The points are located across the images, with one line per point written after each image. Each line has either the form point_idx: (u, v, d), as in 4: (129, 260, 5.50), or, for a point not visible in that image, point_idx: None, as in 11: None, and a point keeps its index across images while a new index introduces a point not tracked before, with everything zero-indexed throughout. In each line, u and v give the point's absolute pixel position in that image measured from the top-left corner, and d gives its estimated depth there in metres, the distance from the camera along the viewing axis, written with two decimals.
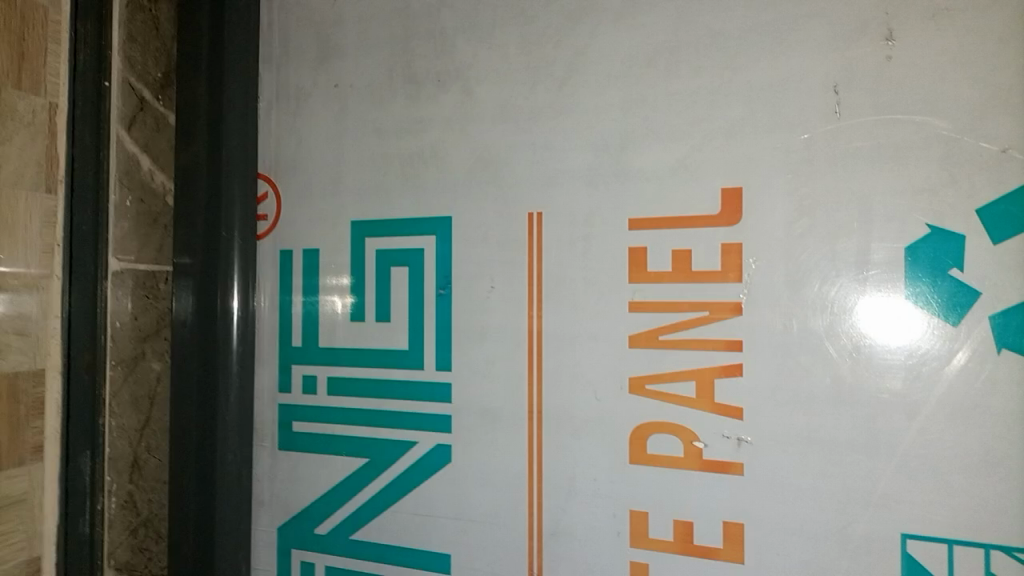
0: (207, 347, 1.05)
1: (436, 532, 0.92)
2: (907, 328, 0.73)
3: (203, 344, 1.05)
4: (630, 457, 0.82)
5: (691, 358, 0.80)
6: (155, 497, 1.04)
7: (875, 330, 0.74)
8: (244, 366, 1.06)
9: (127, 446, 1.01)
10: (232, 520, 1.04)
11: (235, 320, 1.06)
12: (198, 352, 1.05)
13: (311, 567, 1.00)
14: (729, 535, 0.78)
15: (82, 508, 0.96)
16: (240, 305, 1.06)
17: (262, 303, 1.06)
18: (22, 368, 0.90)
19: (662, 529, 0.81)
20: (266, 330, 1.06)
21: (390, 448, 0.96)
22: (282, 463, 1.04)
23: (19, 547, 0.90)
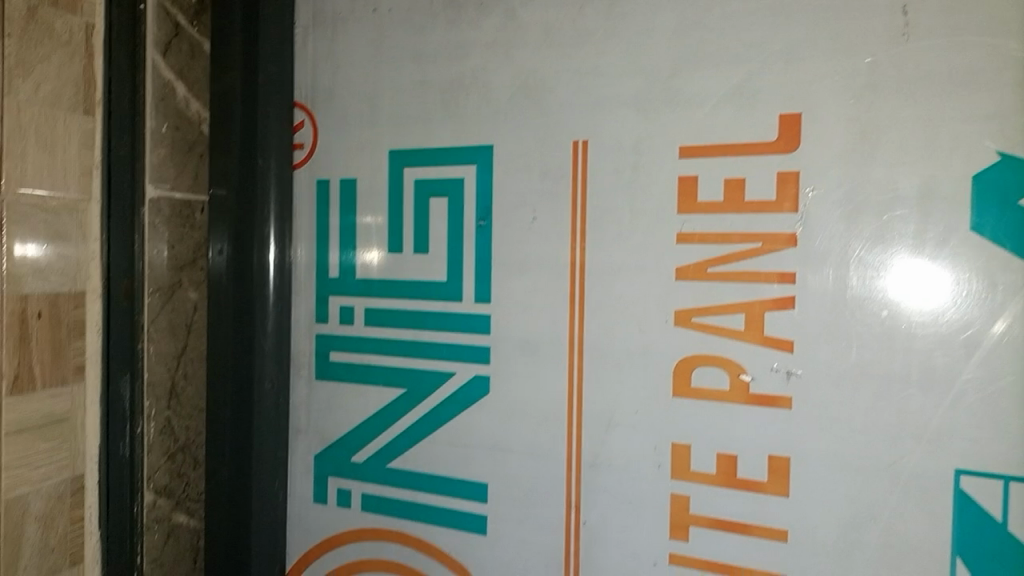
0: (243, 282, 1.04)
1: (474, 461, 0.93)
2: (933, 283, 0.72)
3: (239, 278, 1.04)
4: (674, 390, 0.81)
5: (742, 290, 0.78)
6: (192, 424, 1.05)
7: (896, 274, 0.73)
8: (281, 298, 1.05)
9: (165, 373, 1.02)
10: (269, 449, 1.05)
11: (271, 271, 1.05)
12: (233, 287, 1.04)
13: (348, 496, 1.01)
14: (774, 468, 0.77)
15: (122, 431, 0.97)
16: (276, 256, 1.05)
17: (299, 255, 1.05)
18: (63, 289, 0.90)
19: (705, 462, 0.80)
20: (302, 284, 1.05)
21: (427, 377, 0.96)
22: (319, 392, 1.04)
23: (63, 465, 0.90)
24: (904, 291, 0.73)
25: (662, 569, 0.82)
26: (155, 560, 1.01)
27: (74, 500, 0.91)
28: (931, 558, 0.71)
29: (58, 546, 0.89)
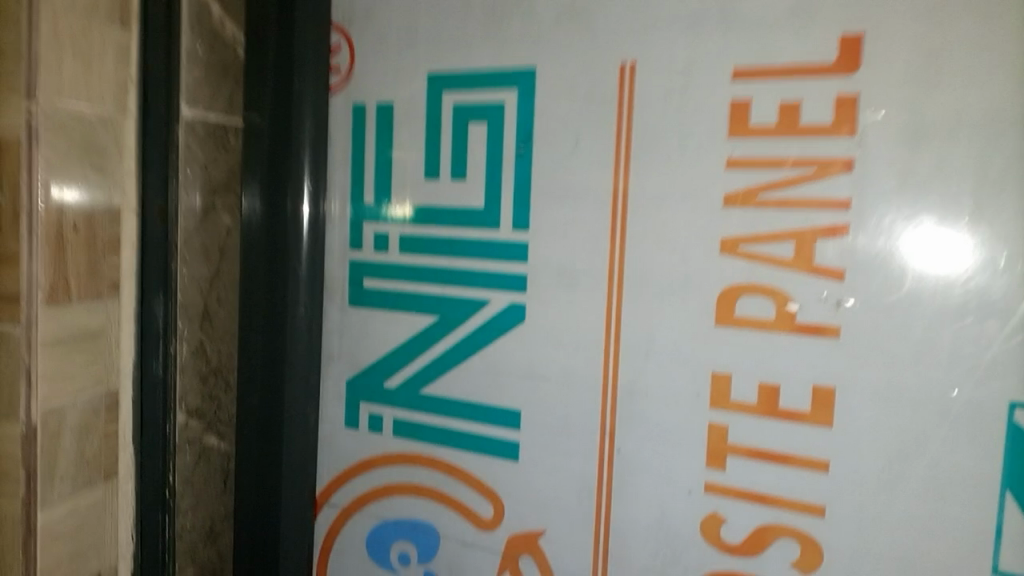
0: (274, 219, 1.03)
1: (508, 390, 0.92)
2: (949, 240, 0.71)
3: (269, 219, 1.03)
4: (716, 320, 0.80)
5: (792, 218, 0.76)
6: (224, 348, 1.05)
7: (911, 238, 0.72)
8: (314, 241, 1.04)
9: (198, 295, 1.01)
10: (302, 373, 1.05)
11: (304, 224, 1.04)
12: (264, 231, 1.04)
13: (380, 422, 1.01)
14: (818, 399, 0.76)
15: (155, 349, 0.96)
16: (310, 208, 1.04)
17: (332, 210, 1.04)
18: (100, 204, 0.90)
19: (745, 393, 0.79)
20: (335, 241, 1.04)
21: (462, 305, 0.94)
22: (352, 319, 1.03)
23: (100, 379, 0.90)
24: (935, 260, 0.72)
25: (697, 498, 0.82)
26: (187, 481, 1.01)
27: (108, 415, 0.92)
28: (977, 491, 0.71)
29: (93, 459, 0.90)
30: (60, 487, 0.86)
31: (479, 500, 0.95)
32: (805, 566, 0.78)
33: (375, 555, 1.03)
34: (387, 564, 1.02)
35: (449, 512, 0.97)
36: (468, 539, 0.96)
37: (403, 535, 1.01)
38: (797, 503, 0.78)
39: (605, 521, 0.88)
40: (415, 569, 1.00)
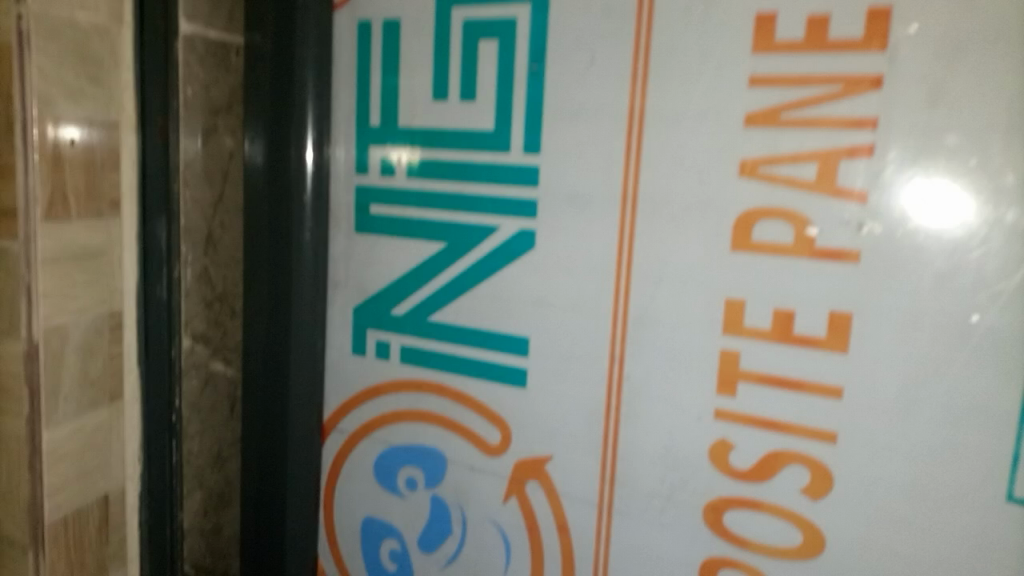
0: (275, 150, 1.00)
1: (517, 317, 0.91)
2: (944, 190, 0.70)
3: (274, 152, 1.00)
4: (732, 244, 0.78)
5: (816, 138, 0.74)
6: (230, 274, 1.05)
7: (915, 203, 0.71)
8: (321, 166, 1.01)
9: (201, 219, 1.00)
10: (308, 301, 1.03)
11: (309, 173, 1.00)
12: (267, 172, 1.01)
13: (387, 349, 1.01)
14: (834, 325, 0.75)
15: (159, 273, 0.94)
16: (314, 152, 1.00)
17: (338, 154, 1.01)
18: (97, 118, 0.87)
19: (760, 318, 0.78)
20: (341, 180, 1.01)
21: (470, 231, 0.92)
22: (358, 245, 1.01)
23: (101, 299, 0.89)
24: (946, 212, 0.70)
25: (707, 424, 0.82)
26: (193, 405, 1.03)
27: (112, 335, 0.91)
28: (993, 417, 0.70)
29: (97, 381, 0.89)
30: (65, 406, 0.85)
31: (486, 426, 0.95)
32: (814, 491, 0.78)
33: (382, 480, 1.03)
34: (394, 489, 1.03)
35: (456, 438, 0.97)
36: (474, 465, 0.97)
37: (410, 461, 1.01)
38: (809, 430, 0.77)
39: (612, 447, 0.87)
40: (421, 494, 1.01)
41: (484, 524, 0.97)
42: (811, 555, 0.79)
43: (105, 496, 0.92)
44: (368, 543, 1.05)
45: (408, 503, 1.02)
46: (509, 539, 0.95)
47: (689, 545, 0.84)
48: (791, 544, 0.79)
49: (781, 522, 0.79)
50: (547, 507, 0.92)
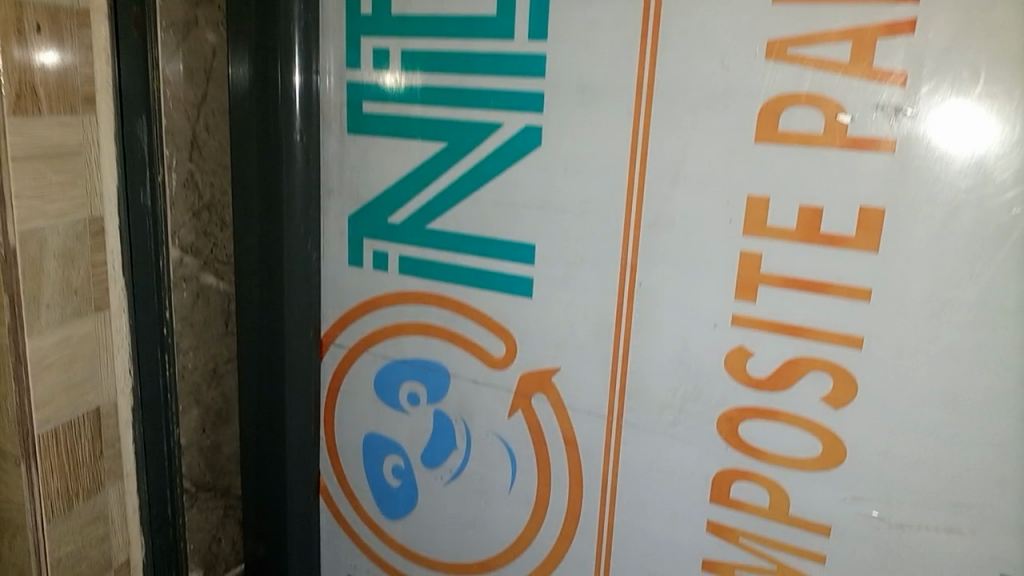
0: (264, 51, 0.93)
1: (522, 222, 0.86)
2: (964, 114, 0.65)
3: (261, 48, 0.93)
4: (756, 136, 0.72)
5: (852, 14, 0.67)
6: (217, 182, 0.99)
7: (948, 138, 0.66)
8: (309, 55, 0.93)
9: (184, 120, 0.93)
10: (300, 212, 0.97)
11: (297, 95, 0.94)
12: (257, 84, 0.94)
13: (385, 260, 0.96)
14: (864, 222, 0.70)
15: (142, 176, 0.89)
16: (301, 76, 0.94)
17: (327, 79, 0.94)
18: (65, 3, 0.80)
19: (784, 216, 0.73)
20: (333, 109, 0.95)
21: (471, 130, 0.86)
22: (351, 148, 0.95)
23: (80, 203, 0.84)
24: (978, 131, 0.65)
25: (724, 332, 0.77)
26: (185, 320, 0.98)
27: (94, 243, 0.86)
28: None
29: (81, 290, 0.84)
30: (48, 314, 0.81)
31: (489, 338, 0.91)
32: (836, 400, 0.74)
33: (384, 395, 1.00)
34: (396, 405, 0.99)
35: (459, 351, 0.93)
36: (478, 378, 0.93)
37: (411, 375, 0.97)
38: (833, 335, 0.73)
39: (622, 358, 0.83)
40: (424, 409, 0.97)
41: (488, 439, 0.94)
42: (830, 466, 0.75)
43: (96, 410, 0.88)
44: (370, 459, 1.03)
45: (410, 418, 0.99)
46: (515, 454, 0.92)
47: (702, 458, 0.81)
48: (810, 455, 0.76)
49: (800, 432, 0.76)
50: (554, 421, 0.89)
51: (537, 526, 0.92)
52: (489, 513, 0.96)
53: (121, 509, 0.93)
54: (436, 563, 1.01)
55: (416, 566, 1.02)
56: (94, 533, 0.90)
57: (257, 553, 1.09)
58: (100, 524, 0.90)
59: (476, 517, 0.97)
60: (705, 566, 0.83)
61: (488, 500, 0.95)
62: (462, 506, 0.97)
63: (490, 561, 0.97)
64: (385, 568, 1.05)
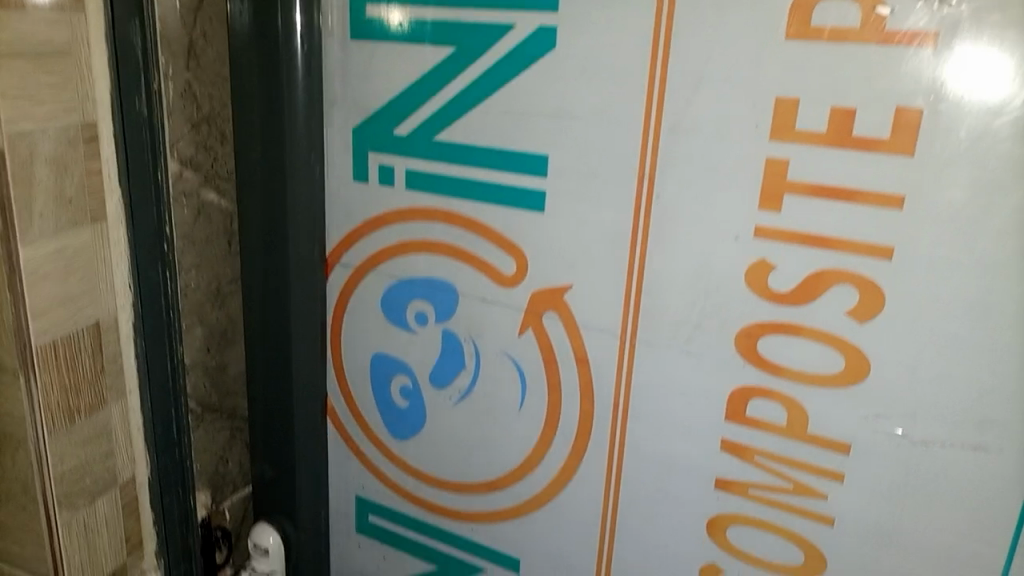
0: None
1: (535, 132, 0.82)
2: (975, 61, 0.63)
3: None
4: (787, 33, 0.68)
5: None
6: (215, 93, 0.95)
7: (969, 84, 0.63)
8: None
9: (180, 26, 0.89)
10: (303, 133, 0.94)
11: (299, 33, 0.90)
12: None
13: (391, 174, 0.92)
14: (900, 124, 0.66)
15: (136, 84, 0.85)
16: (302, 20, 0.90)
17: (330, 23, 0.91)
18: None
19: (814, 120, 0.69)
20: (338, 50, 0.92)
21: (481, 33, 0.81)
22: (356, 56, 0.91)
23: (71, 107, 0.80)
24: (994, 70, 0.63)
25: (744, 245, 0.74)
26: (186, 237, 0.95)
27: (88, 150, 0.82)
28: None
29: (76, 199, 0.81)
30: (43, 223, 0.78)
31: (499, 255, 0.88)
32: (861, 314, 0.71)
33: (390, 315, 0.98)
34: (403, 325, 0.97)
35: (467, 269, 0.90)
36: (487, 297, 0.90)
37: (419, 295, 0.95)
38: (860, 247, 0.70)
39: (637, 274, 0.80)
40: (432, 329, 0.95)
41: (498, 358, 0.92)
42: (852, 383, 0.73)
43: (96, 323, 0.86)
44: (377, 381, 1.01)
45: (419, 339, 0.96)
46: (525, 375, 0.90)
47: (718, 377, 0.79)
48: (831, 372, 0.74)
49: (822, 348, 0.73)
50: (565, 340, 0.86)
51: (547, 446, 0.91)
52: (498, 433, 0.94)
53: (125, 426, 0.92)
54: (445, 484, 1.00)
55: (425, 486, 1.02)
56: (99, 449, 0.89)
57: (265, 476, 1.08)
58: (104, 440, 0.89)
59: (486, 438, 0.95)
60: (718, 486, 0.82)
61: (498, 420, 0.94)
62: (471, 427, 0.96)
63: (500, 482, 0.96)
64: (394, 488, 1.05)
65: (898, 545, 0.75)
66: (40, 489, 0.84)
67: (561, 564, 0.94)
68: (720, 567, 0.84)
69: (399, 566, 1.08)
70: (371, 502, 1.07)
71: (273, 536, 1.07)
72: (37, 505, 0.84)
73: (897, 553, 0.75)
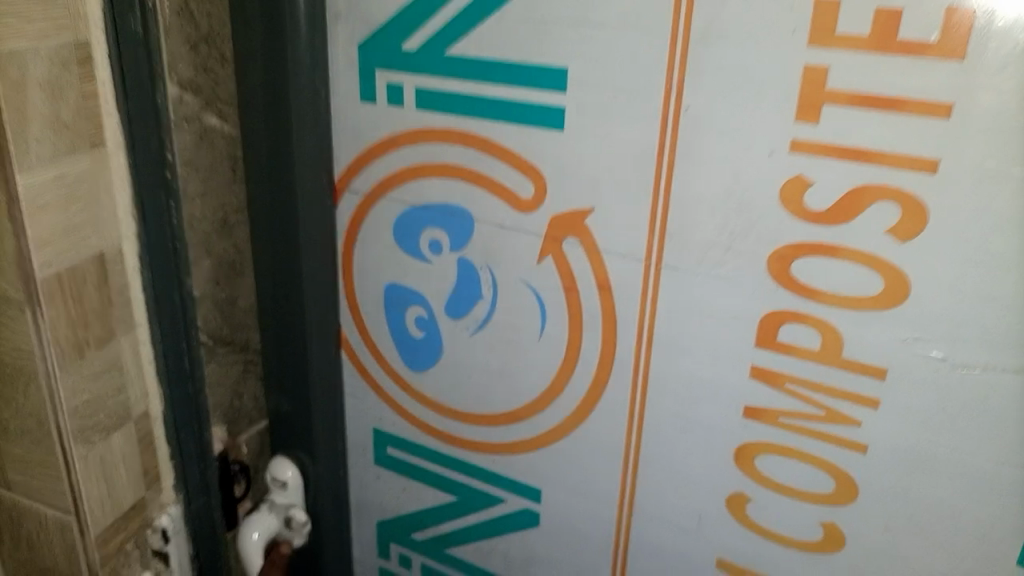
0: None
1: (553, 43, 0.77)
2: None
3: None
4: None
5: None
6: (214, 12, 0.89)
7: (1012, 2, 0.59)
8: None
9: None
10: (307, 56, 0.89)
11: None
12: None
13: (400, 94, 0.87)
14: (950, 25, 0.61)
15: (130, 2, 0.80)
16: None
17: None
18: None
19: (856, 22, 0.64)
20: None
21: None
22: None
23: (63, 25, 0.75)
24: None
25: (779, 160, 0.70)
26: (189, 164, 0.91)
27: (83, 71, 0.78)
28: None
29: (73, 124, 0.77)
30: (39, 148, 0.74)
31: (516, 178, 0.84)
32: (903, 233, 0.67)
33: (404, 243, 0.94)
34: (417, 253, 0.94)
35: (483, 194, 0.86)
36: (505, 223, 0.86)
37: (434, 222, 0.91)
38: (904, 159, 0.65)
39: (663, 194, 0.76)
40: (447, 258, 0.92)
41: (517, 287, 0.88)
42: (890, 305, 0.70)
43: (100, 254, 0.83)
44: (392, 311, 0.99)
45: (434, 268, 0.93)
46: (544, 303, 0.87)
47: (748, 301, 0.75)
48: (868, 295, 0.70)
49: (859, 269, 0.70)
50: (586, 266, 0.83)
51: (568, 375, 0.89)
52: (518, 363, 0.92)
53: (136, 359, 0.90)
54: (462, 415, 0.99)
55: (443, 418, 1.00)
56: (111, 383, 0.87)
57: (281, 409, 1.07)
58: (115, 374, 0.87)
59: (505, 368, 0.93)
60: (746, 414, 0.79)
61: (517, 350, 0.91)
62: (489, 357, 0.94)
63: (520, 412, 0.94)
64: (411, 421, 1.03)
65: (934, 471, 0.73)
66: (54, 424, 0.82)
67: (583, 493, 0.93)
68: (747, 495, 0.82)
69: (418, 498, 1.07)
70: (389, 434, 1.06)
71: (292, 470, 1.07)
72: (51, 440, 0.83)
73: (932, 479, 0.73)
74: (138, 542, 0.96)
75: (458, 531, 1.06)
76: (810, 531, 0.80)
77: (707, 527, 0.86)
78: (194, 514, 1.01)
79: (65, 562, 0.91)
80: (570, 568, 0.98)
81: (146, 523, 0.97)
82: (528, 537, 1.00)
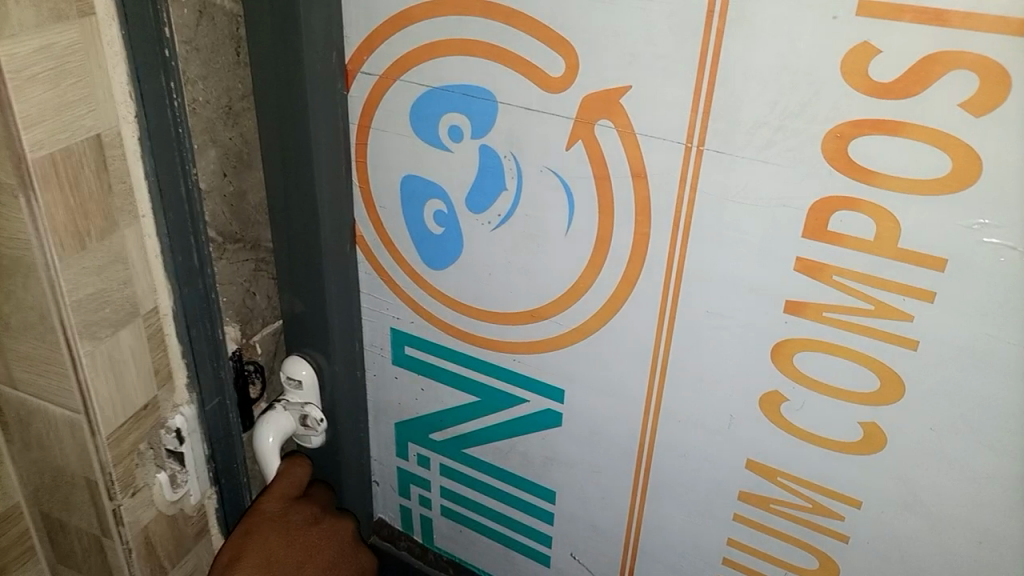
0: None
1: None
2: None
3: None
4: None
5: None
6: None
7: None
8: None
9: None
10: None
11: None
12: None
13: None
14: None
15: None
16: None
17: None
18: None
19: None
20: None
21: None
22: None
23: None
24: None
25: (843, 25, 0.63)
26: (189, 43, 0.84)
27: None
28: None
29: None
30: (20, 15, 0.67)
31: (546, 54, 0.77)
32: (979, 107, 0.61)
33: (422, 130, 0.88)
34: (436, 142, 0.87)
35: (508, 73, 0.79)
36: (531, 105, 0.80)
37: (451, 106, 0.84)
38: (990, 22, 0.58)
39: (710, 68, 0.69)
40: (467, 146, 0.85)
41: (543, 176, 0.82)
42: (956, 189, 0.64)
43: (97, 137, 0.77)
44: (408, 204, 0.93)
45: (453, 157, 0.87)
46: (572, 193, 0.82)
47: (797, 187, 0.69)
48: (932, 176, 0.64)
49: (924, 148, 0.64)
50: (620, 150, 0.77)
51: (597, 270, 0.84)
52: (543, 258, 0.87)
53: (141, 253, 0.85)
54: (483, 314, 0.94)
55: (464, 318, 0.96)
56: (115, 277, 0.83)
57: (294, 310, 1.03)
58: (119, 266, 0.83)
59: (528, 264, 0.88)
60: (787, 309, 0.75)
61: (542, 245, 0.86)
62: (513, 253, 0.88)
63: (544, 311, 0.90)
64: (430, 320, 0.99)
65: (990, 368, 0.68)
66: (58, 317, 0.79)
67: (609, 392, 0.90)
68: (784, 394, 0.79)
69: (437, 399, 1.05)
70: (406, 334, 1.02)
71: (306, 369, 1.04)
72: (56, 335, 0.80)
73: (987, 376, 0.69)
74: (151, 442, 0.93)
75: (478, 432, 1.03)
76: (849, 430, 0.77)
77: (738, 428, 0.83)
78: (209, 415, 0.99)
79: (77, 460, 0.89)
80: (593, 469, 0.96)
81: (160, 423, 0.94)
82: (550, 437, 0.97)
